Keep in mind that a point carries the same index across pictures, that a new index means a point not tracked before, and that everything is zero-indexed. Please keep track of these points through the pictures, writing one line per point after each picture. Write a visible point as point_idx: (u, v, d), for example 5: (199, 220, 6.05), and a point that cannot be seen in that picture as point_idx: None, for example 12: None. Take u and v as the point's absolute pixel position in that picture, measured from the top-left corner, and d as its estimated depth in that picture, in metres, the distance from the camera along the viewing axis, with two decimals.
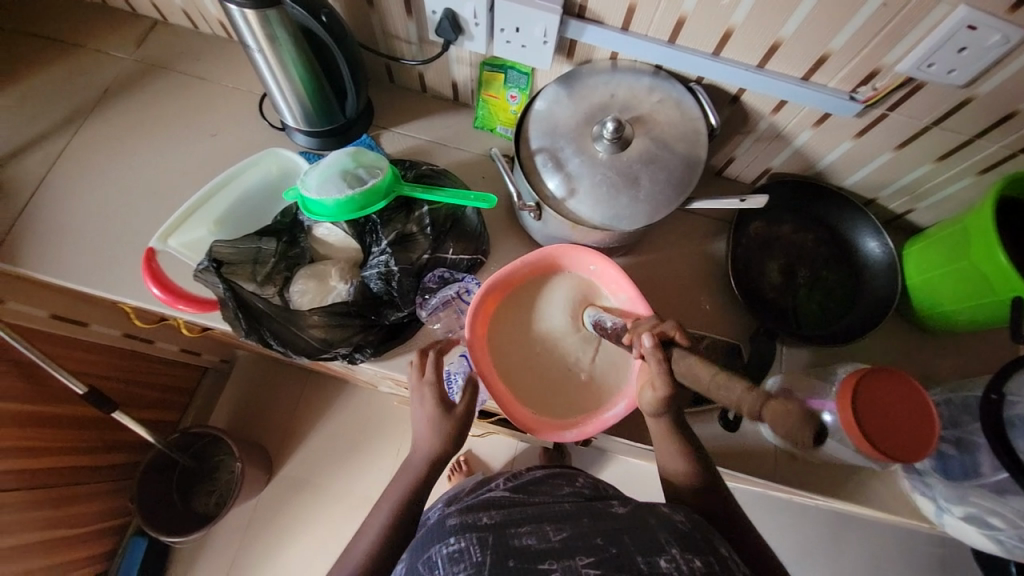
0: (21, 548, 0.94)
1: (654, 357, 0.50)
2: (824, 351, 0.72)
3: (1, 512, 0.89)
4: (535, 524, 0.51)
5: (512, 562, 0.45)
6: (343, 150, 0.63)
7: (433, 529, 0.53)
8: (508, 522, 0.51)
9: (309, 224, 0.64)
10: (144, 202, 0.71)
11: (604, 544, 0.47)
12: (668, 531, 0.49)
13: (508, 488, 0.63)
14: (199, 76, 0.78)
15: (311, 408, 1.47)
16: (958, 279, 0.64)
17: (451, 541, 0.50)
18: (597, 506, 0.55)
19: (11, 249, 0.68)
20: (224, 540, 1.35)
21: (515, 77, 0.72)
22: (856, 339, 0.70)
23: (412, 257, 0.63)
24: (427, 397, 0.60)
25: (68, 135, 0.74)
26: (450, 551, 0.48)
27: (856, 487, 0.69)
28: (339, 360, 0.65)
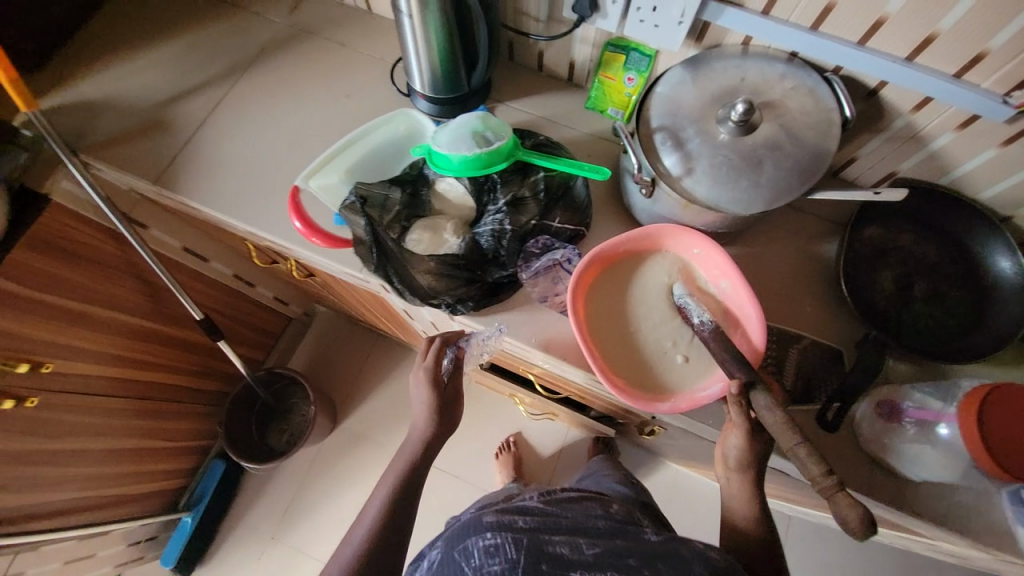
0: (114, 450, 1.07)
1: (736, 402, 0.55)
2: (934, 371, 0.68)
3: (102, 413, 1.02)
4: (567, 534, 0.55)
5: (545, 566, 0.50)
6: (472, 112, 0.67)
7: (469, 523, 0.58)
8: (543, 527, 0.55)
9: (433, 178, 0.68)
10: (283, 148, 0.79)
11: (637, 565, 0.51)
12: (703, 566, 0.52)
13: (543, 497, 0.64)
14: (340, 42, 0.86)
15: (376, 370, 1.56)
16: None
17: (487, 534, 0.54)
18: (631, 528, 0.58)
19: (174, 177, 0.78)
20: (285, 477, 1.46)
21: (637, 59, 0.74)
22: (975, 363, 0.65)
23: (522, 220, 0.66)
24: (422, 374, 0.72)
25: (225, 85, 0.83)
26: (487, 545, 0.53)
27: (966, 525, 0.63)
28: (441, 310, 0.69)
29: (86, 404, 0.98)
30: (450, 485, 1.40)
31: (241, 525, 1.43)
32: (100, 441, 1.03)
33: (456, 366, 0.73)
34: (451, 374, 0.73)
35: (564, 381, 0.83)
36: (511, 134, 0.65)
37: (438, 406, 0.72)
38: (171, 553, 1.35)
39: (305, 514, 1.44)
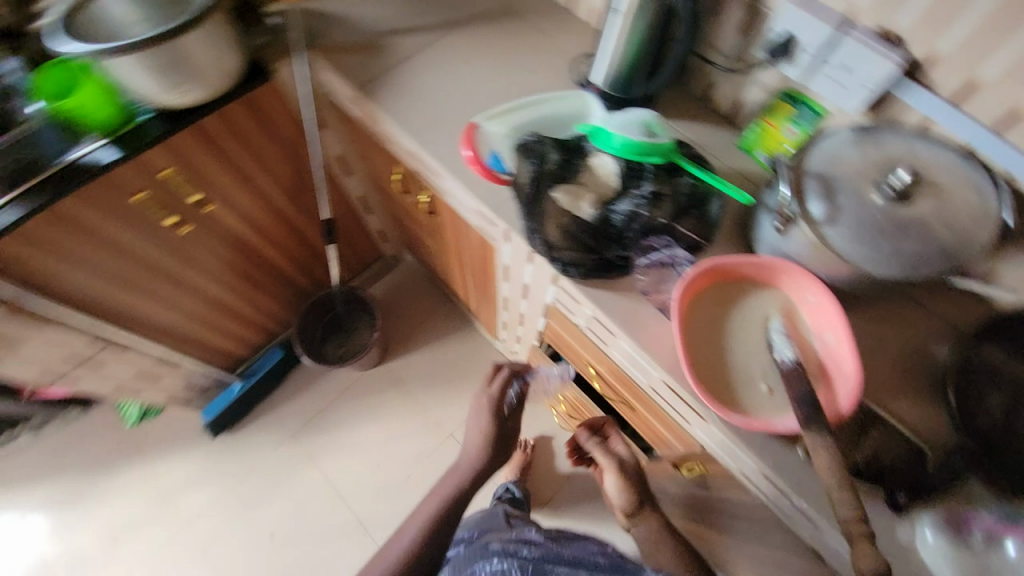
0: (203, 290, 1.21)
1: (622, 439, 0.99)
2: None
3: (215, 258, 1.16)
4: (565, 566, 0.69)
5: None
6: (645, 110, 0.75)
7: (479, 550, 0.73)
8: (542, 559, 0.71)
9: (590, 152, 0.75)
10: (463, 95, 0.91)
11: None
12: None
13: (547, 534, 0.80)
14: (538, 29, 0.98)
15: (434, 329, 1.68)
16: None
17: (494, 562, 0.68)
18: (627, 566, 0.72)
19: (371, 90, 0.92)
20: (325, 389, 1.61)
21: (806, 114, 0.78)
22: None
23: (655, 214, 0.71)
24: (485, 394, 1.03)
25: (435, 33, 0.98)
26: (494, 568, 0.67)
27: None
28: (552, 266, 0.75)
29: (206, 244, 1.11)
30: None
31: (273, 413, 1.58)
32: (203, 280, 1.18)
33: (516, 398, 1.04)
34: (507, 407, 1.03)
35: (627, 381, 0.86)
36: (674, 139, 0.73)
37: (490, 432, 0.98)
38: (212, 410, 1.49)
39: (329, 428, 1.57)
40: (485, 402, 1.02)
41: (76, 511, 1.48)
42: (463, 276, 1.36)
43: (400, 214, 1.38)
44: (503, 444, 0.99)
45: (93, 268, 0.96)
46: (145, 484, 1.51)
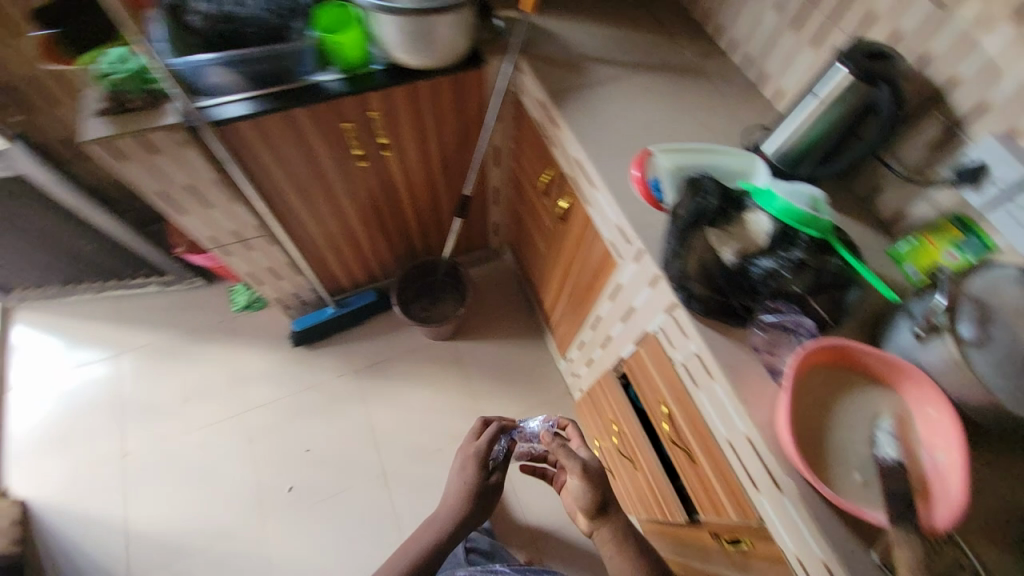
0: (347, 218, 1.39)
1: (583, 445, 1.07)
2: None
3: (369, 195, 1.34)
4: None
5: None
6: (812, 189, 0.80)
7: None
8: None
9: (749, 207, 0.78)
10: (639, 126, 1.00)
11: None
12: None
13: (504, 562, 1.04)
14: (722, 92, 1.06)
15: (506, 327, 1.81)
16: None
17: None
18: None
19: (561, 97, 1.04)
20: (397, 342, 1.76)
21: (971, 244, 0.76)
22: None
23: (794, 281, 0.73)
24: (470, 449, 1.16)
25: (629, 68, 1.09)
26: None
27: None
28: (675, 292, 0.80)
29: (369, 180, 1.29)
30: None
31: (347, 344, 1.75)
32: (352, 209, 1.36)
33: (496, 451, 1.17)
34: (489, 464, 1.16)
35: (699, 428, 0.88)
36: (834, 224, 0.77)
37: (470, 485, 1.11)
38: (305, 321, 1.68)
39: (386, 378, 1.70)
40: (471, 458, 1.14)
41: (164, 364, 1.67)
42: (559, 287, 1.46)
43: (524, 215, 1.52)
44: (482, 498, 1.11)
45: (287, 169, 1.15)
46: (225, 363, 1.68)
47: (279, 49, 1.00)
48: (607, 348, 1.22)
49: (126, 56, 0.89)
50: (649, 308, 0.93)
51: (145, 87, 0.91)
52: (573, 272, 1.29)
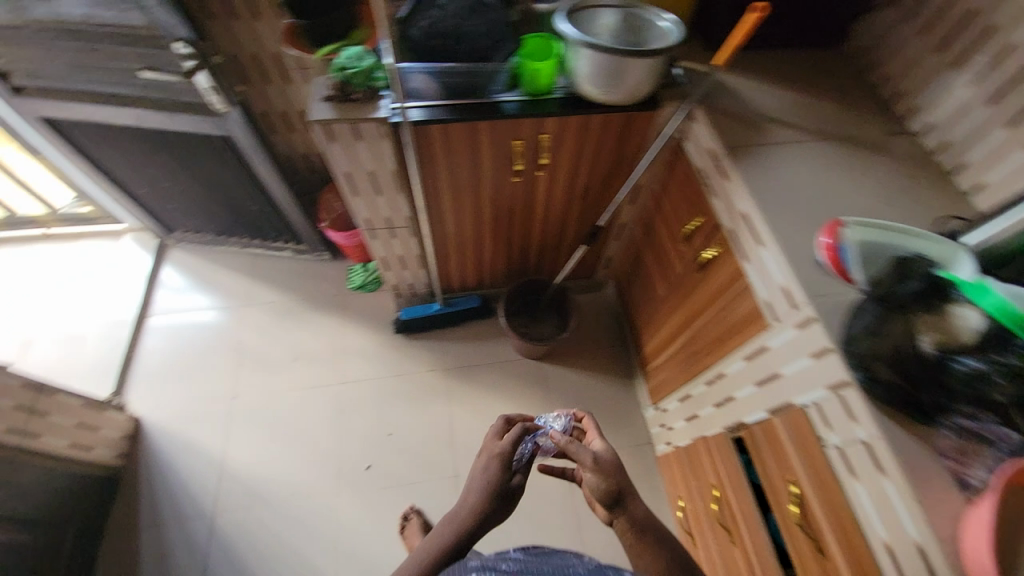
0: (481, 225, 1.46)
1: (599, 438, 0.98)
2: None
3: (509, 209, 1.41)
4: None
5: None
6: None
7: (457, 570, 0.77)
8: None
9: (957, 298, 0.71)
10: (817, 192, 0.98)
11: None
12: None
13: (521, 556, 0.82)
14: (908, 173, 1.02)
15: (595, 361, 1.80)
16: None
17: None
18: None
19: (739, 150, 1.04)
20: (488, 352, 1.79)
21: None
22: None
23: (1004, 391, 0.67)
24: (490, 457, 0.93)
25: (809, 133, 1.07)
26: None
27: None
28: (848, 372, 0.77)
29: (515, 196, 1.36)
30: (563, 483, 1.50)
31: (441, 341, 1.81)
32: (489, 217, 1.43)
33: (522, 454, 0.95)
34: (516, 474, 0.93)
35: (840, 520, 0.81)
36: None
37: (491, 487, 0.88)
38: (412, 312, 1.76)
39: (473, 382, 1.74)
40: (496, 458, 0.92)
41: (280, 324, 1.80)
42: (671, 335, 1.43)
43: (648, 256, 1.52)
44: (505, 501, 0.90)
45: (453, 172, 1.23)
46: (331, 335, 1.79)
47: (476, 68, 1.14)
48: (722, 408, 1.17)
49: (364, 57, 1.02)
50: (801, 380, 0.89)
51: (368, 85, 1.03)
52: (697, 323, 1.26)
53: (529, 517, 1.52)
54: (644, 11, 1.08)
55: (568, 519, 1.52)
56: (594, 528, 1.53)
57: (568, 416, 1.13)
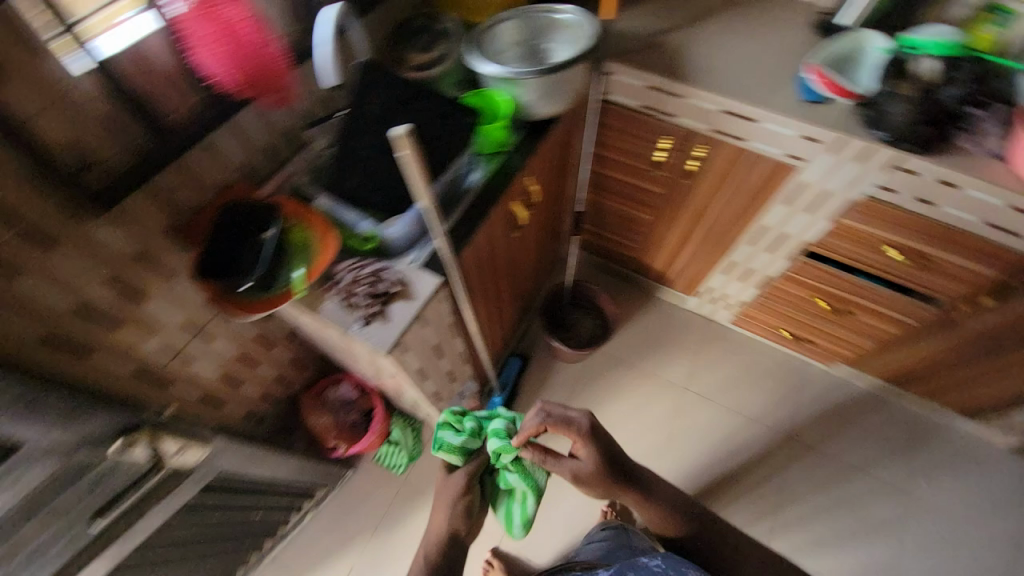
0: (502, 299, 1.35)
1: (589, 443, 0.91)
2: None
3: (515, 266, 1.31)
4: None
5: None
6: (880, 44, 1.04)
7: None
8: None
9: (905, 63, 0.98)
10: (739, 61, 1.13)
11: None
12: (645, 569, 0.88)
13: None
14: (755, 6, 1.23)
15: (625, 312, 1.87)
16: None
17: None
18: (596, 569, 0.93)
19: (677, 76, 1.13)
20: (564, 388, 1.73)
21: (1000, 18, 1.02)
22: None
23: (961, 91, 0.95)
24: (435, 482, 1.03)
25: (688, 26, 1.19)
26: None
27: None
28: (888, 147, 0.99)
29: (518, 249, 1.27)
30: (706, 407, 1.71)
31: None
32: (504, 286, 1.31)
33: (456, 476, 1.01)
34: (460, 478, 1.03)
35: (914, 231, 1.11)
36: (957, 44, 0.97)
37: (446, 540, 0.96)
38: None
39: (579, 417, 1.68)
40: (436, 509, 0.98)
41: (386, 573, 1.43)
42: (681, 238, 1.55)
43: (614, 204, 1.58)
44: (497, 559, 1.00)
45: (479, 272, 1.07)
46: None
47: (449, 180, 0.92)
48: (776, 247, 1.39)
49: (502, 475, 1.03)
50: (833, 176, 1.12)
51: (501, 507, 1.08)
52: (710, 211, 1.39)
53: (726, 451, 1.62)
54: (530, 8, 1.02)
55: (747, 424, 1.67)
56: (745, 397, 1.71)
57: (351, 393, 1.42)
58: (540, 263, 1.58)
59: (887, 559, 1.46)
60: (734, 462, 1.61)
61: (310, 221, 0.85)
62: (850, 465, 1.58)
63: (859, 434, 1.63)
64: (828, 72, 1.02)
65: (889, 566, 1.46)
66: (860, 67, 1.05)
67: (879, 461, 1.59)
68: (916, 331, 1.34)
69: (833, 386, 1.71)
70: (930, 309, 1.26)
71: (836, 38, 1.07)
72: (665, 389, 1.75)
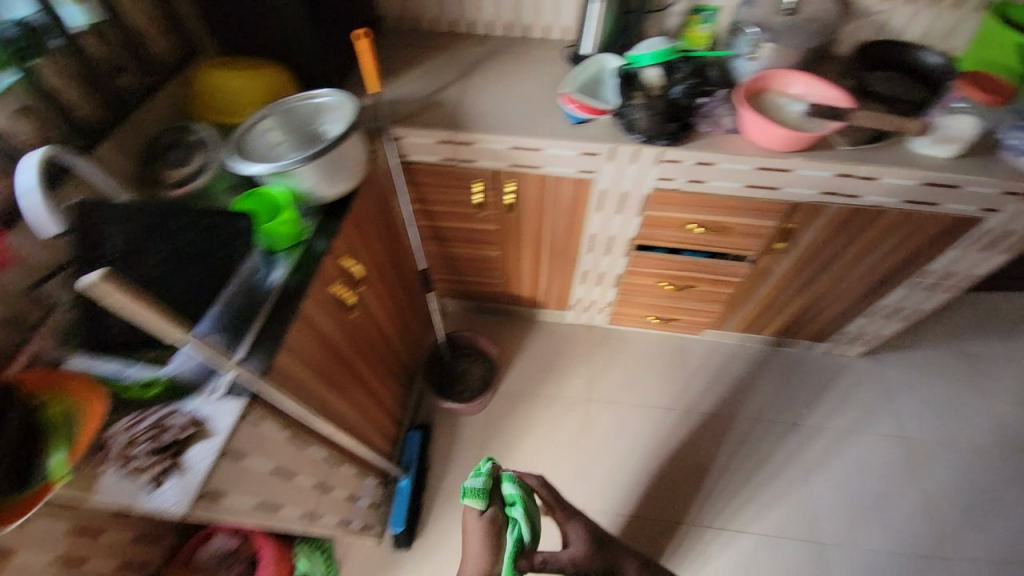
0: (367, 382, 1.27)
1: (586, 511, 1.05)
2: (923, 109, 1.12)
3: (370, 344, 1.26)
4: None
5: None
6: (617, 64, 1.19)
7: None
8: None
9: (637, 74, 1.14)
10: (509, 103, 1.23)
11: None
12: None
13: None
14: (515, 53, 1.35)
15: (514, 345, 1.89)
16: (993, 56, 1.11)
17: None
18: None
19: (458, 127, 1.19)
20: (475, 443, 1.67)
21: (707, 15, 1.22)
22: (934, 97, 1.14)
23: (686, 85, 1.11)
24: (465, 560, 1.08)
25: (459, 81, 1.27)
26: None
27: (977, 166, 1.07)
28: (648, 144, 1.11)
29: (364, 327, 1.22)
30: (612, 410, 1.74)
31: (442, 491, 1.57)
32: (364, 369, 1.24)
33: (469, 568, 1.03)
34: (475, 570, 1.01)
35: (701, 207, 1.26)
36: (674, 49, 1.13)
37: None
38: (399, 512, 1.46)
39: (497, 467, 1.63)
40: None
41: None
42: (532, 262, 1.62)
43: (462, 251, 1.61)
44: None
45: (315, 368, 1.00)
46: None
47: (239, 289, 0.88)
48: (611, 249, 1.49)
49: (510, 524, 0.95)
50: (621, 179, 1.23)
51: None
52: (543, 233, 1.47)
53: (641, 447, 1.66)
54: (289, 99, 1.02)
55: (652, 414, 1.73)
56: (643, 388, 1.78)
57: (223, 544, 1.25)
58: (407, 329, 1.54)
59: (801, 494, 1.57)
60: (650, 455, 1.65)
61: (64, 390, 0.73)
62: (746, 418, 1.70)
63: (744, 388, 1.76)
64: (576, 97, 1.14)
65: (804, 499, 1.56)
66: (604, 85, 1.18)
67: (766, 405, 1.73)
68: (745, 285, 1.50)
69: (712, 351, 1.85)
70: (745, 266, 1.42)
71: (584, 64, 1.20)
72: (572, 407, 1.76)
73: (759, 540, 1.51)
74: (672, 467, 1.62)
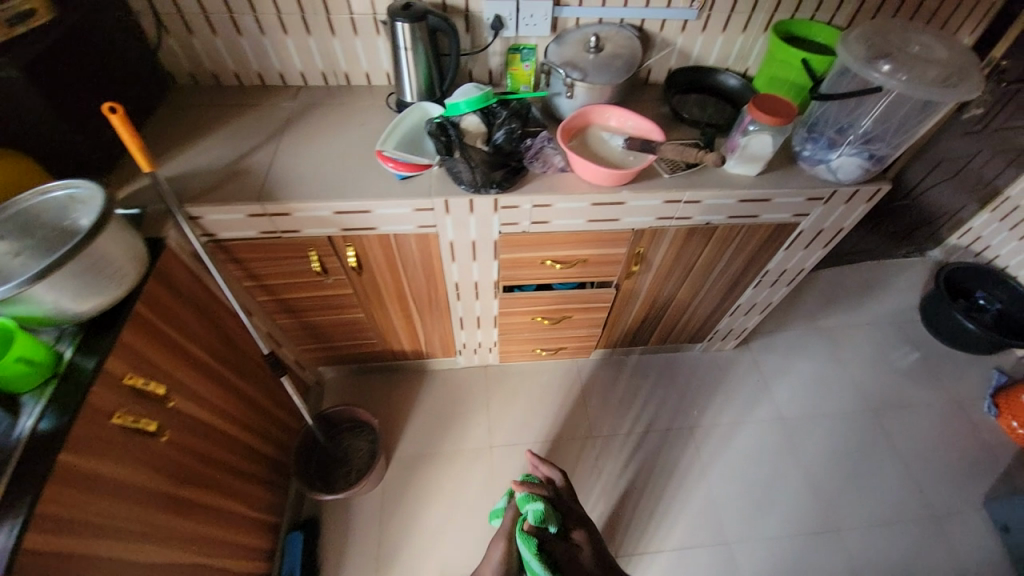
0: (207, 504, 1.07)
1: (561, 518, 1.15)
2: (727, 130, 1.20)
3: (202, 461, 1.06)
4: None
5: None
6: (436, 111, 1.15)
7: None
8: None
9: (456, 122, 1.10)
10: (328, 163, 1.11)
11: None
12: None
13: None
14: (336, 105, 1.25)
15: (405, 403, 1.75)
16: (779, 75, 1.21)
17: None
18: None
19: (267, 198, 1.05)
20: (371, 525, 1.50)
21: (527, 53, 1.21)
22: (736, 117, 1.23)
23: (506, 130, 1.10)
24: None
25: (270, 144, 1.14)
26: None
27: (783, 179, 1.14)
28: (478, 193, 1.06)
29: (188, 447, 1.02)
30: (515, 452, 1.67)
31: None
32: (199, 493, 1.04)
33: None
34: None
35: (552, 245, 1.23)
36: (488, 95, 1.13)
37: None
38: None
39: (398, 547, 1.47)
40: None
41: None
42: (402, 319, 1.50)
43: (321, 319, 1.45)
44: None
45: (103, 526, 0.80)
46: None
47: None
48: (480, 294, 1.42)
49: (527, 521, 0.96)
50: (465, 230, 1.17)
51: None
52: (403, 290, 1.37)
53: None
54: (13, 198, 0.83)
55: (555, 448, 1.68)
56: (544, 423, 1.73)
57: None
58: (266, 420, 1.35)
59: (702, 497, 1.61)
60: None
61: None
62: (644, 433, 1.72)
63: (640, 402, 1.79)
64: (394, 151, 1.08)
65: (705, 503, 1.60)
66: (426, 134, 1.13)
67: (662, 414, 1.76)
68: (617, 307, 1.51)
69: (607, 370, 1.86)
70: (611, 291, 1.42)
71: (403, 115, 1.15)
72: (473, 458, 1.65)
73: (671, 556, 1.51)
74: (581, 500, 1.57)
